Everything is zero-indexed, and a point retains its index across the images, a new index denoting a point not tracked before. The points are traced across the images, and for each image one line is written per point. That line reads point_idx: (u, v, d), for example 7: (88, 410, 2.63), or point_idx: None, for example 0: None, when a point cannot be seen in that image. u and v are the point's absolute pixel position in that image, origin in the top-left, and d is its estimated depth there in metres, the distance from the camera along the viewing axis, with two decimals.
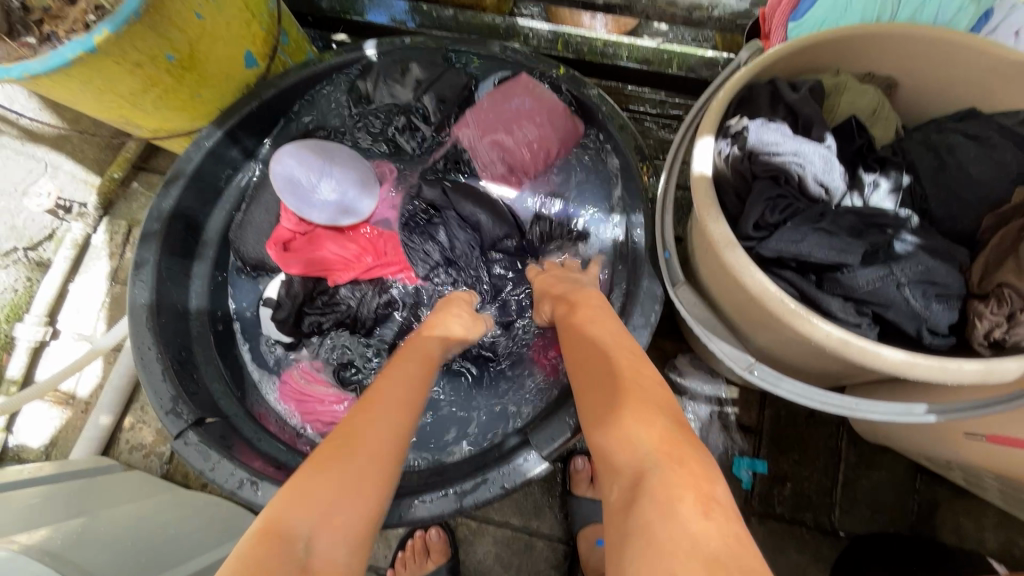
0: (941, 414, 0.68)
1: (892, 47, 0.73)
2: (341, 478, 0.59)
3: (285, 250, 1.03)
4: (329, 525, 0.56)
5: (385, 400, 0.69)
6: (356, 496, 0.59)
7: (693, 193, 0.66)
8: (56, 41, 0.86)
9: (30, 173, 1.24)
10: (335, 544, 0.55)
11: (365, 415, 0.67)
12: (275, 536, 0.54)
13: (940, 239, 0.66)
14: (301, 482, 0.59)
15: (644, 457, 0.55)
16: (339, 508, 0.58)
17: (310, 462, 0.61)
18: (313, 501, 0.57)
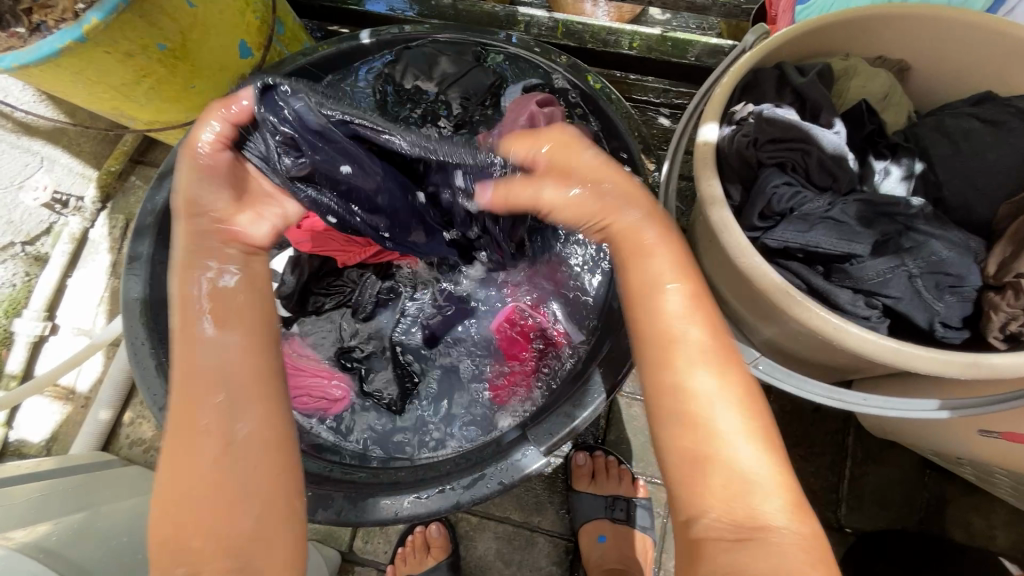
0: (954, 409, 0.65)
1: (903, 29, 0.70)
2: (206, 493, 0.57)
3: (298, 224, 0.98)
4: (203, 529, 0.56)
5: (192, 384, 0.61)
6: (206, 506, 0.57)
7: (697, 179, 0.64)
8: (46, 30, 0.84)
9: (25, 167, 1.24)
10: (212, 554, 0.56)
11: (192, 394, 0.60)
12: (164, 545, 0.57)
13: (954, 228, 0.63)
14: (170, 482, 0.58)
15: (765, 509, 0.53)
16: (202, 510, 0.57)
17: (166, 461, 0.59)
18: (176, 521, 0.57)
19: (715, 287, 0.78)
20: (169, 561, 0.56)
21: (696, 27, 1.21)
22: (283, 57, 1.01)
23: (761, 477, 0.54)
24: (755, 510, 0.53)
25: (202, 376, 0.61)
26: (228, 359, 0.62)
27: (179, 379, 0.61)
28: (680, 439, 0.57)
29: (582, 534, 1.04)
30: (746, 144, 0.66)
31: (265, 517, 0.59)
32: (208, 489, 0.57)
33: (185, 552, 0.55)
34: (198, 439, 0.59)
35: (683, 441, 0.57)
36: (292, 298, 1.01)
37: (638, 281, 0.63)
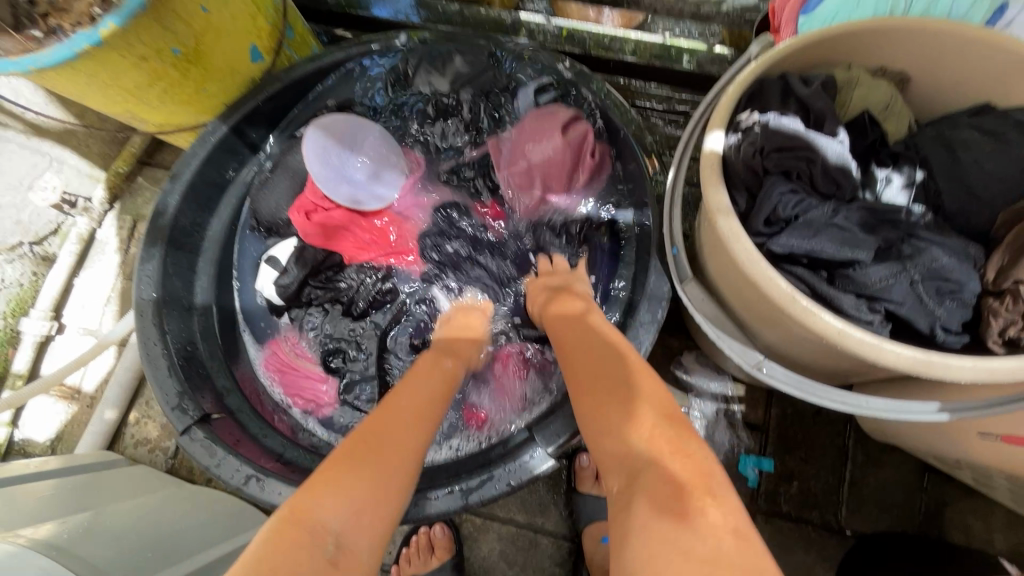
0: (953, 412, 0.68)
1: (904, 40, 0.72)
2: (367, 465, 0.62)
3: (307, 216, 1.04)
4: (357, 511, 0.58)
5: (410, 400, 0.73)
6: (377, 489, 0.60)
7: (703, 184, 0.65)
8: (62, 34, 0.86)
9: (35, 168, 1.22)
10: (359, 537, 0.57)
11: (392, 406, 0.71)
12: (310, 512, 0.56)
13: (954, 236, 0.65)
14: (345, 460, 0.62)
15: (677, 473, 0.53)
16: (374, 493, 0.60)
17: (346, 447, 0.64)
18: (343, 492, 0.59)
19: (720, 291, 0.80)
20: (320, 522, 0.55)
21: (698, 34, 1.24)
22: (293, 62, 1.02)
23: (679, 449, 0.56)
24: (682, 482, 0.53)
25: (427, 412, 0.73)
26: (428, 407, 0.74)
27: (388, 404, 0.72)
28: (601, 431, 0.62)
29: (586, 534, 1.05)
30: (752, 151, 0.67)
31: (387, 524, 0.61)
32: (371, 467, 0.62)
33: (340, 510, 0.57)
34: (394, 432, 0.67)
35: (610, 428, 0.61)
36: (291, 289, 1.05)
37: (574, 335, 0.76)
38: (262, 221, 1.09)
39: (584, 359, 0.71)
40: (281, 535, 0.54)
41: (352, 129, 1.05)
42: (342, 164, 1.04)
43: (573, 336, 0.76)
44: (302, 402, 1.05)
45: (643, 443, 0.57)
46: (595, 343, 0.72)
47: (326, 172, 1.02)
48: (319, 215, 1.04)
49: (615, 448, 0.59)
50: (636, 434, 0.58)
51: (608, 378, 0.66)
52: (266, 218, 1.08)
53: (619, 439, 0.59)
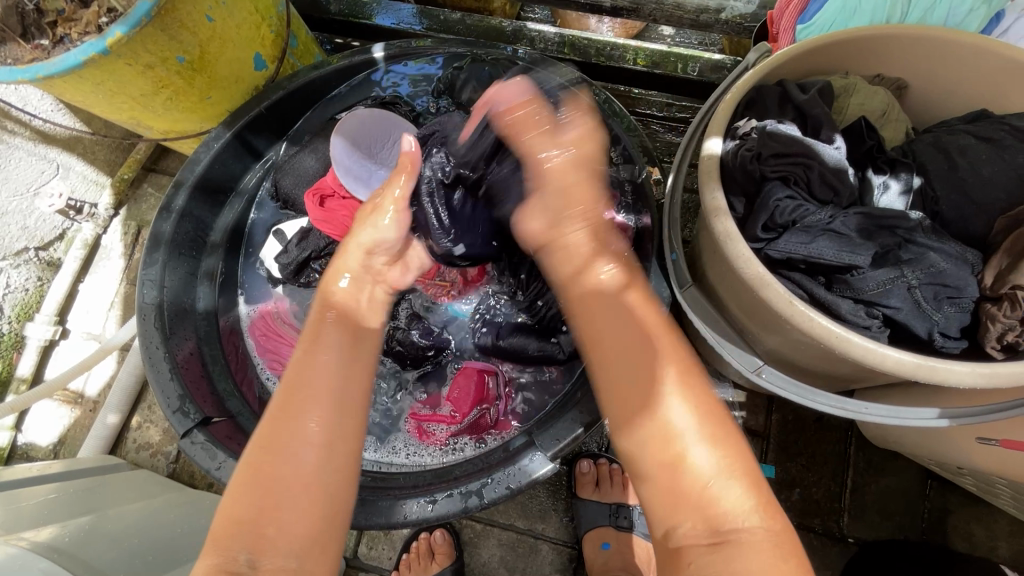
0: (953, 418, 0.67)
1: (898, 49, 0.73)
2: (270, 486, 0.58)
3: (321, 202, 1.00)
4: (268, 527, 0.57)
5: (297, 393, 0.64)
6: (290, 506, 0.58)
7: (701, 189, 0.66)
8: (69, 43, 0.87)
9: (41, 175, 1.19)
10: (281, 553, 0.56)
11: (292, 399, 0.63)
12: (227, 541, 0.56)
13: (952, 241, 0.65)
14: (248, 480, 0.59)
15: (732, 510, 0.54)
16: (285, 506, 0.58)
17: (248, 460, 0.61)
18: (246, 517, 0.57)
19: (719, 298, 0.80)
20: (233, 552, 0.55)
21: (698, 43, 1.25)
22: (296, 70, 1.03)
23: (698, 447, 0.56)
24: (722, 512, 0.54)
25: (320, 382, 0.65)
26: (330, 373, 0.66)
27: (285, 388, 0.65)
28: (621, 411, 0.61)
29: (586, 541, 1.05)
30: (750, 157, 0.67)
31: (324, 523, 0.59)
32: (276, 485, 0.58)
33: (258, 536, 0.56)
34: (289, 440, 0.60)
35: (649, 430, 0.58)
36: (290, 268, 1.05)
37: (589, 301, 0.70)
38: (279, 195, 1.09)
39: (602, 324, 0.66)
40: (210, 569, 0.54)
41: (382, 125, 1.03)
42: (363, 164, 1.01)
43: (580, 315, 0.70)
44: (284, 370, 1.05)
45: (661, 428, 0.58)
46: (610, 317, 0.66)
47: (346, 164, 0.99)
48: (331, 201, 1.00)
49: (628, 435, 0.60)
50: (659, 421, 0.58)
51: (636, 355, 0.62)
52: (282, 193, 1.08)
53: (647, 428, 0.58)
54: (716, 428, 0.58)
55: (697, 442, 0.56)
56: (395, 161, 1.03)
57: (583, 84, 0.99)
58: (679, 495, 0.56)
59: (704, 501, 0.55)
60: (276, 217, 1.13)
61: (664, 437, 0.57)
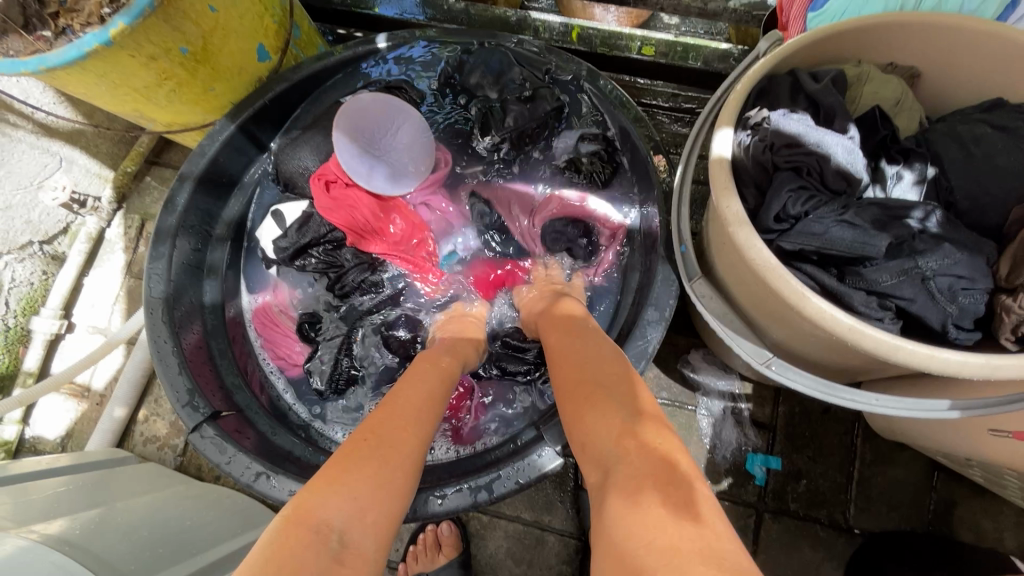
0: (965, 409, 0.67)
1: (913, 36, 0.71)
2: (373, 469, 0.59)
3: (326, 187, 1.02)
4: (368, 510, 0.55)
5: (410, 398, 0.69)
6: (384, 493, 0.58)
7: (711, 181, 0.66)
8: (72, 34, 0.86)
9: (44, 168, 1.19)
10: (363, 538, 0.54)
11: (402, 400, 0.68)
12: (322, 514, 0.54)
13: (966, 232, 0.64)
14: (344, 459, 0.59)
15: (636, 483, 0.51)
16: (382, 493, 0.58)
17: (351, 444, 0.61)
18: (342, 494, 0.56)
19: (728, 289, 0.80)
20: (329, 523, 0.53)
21: (705, 32, 1.23)
22: (299, 61, 1.02)
23: (637, 460, 0.52)
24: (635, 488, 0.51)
25: (419, 403, 0.69)
26: (438, 396, 0.72)
27: (394, 399, 0.69)
28: (579, 420, 0.61)
29: (592, 533, 1.05)
30: (761, 148, 0.67)
31: (393, 522, 0.58)
32: (381, 469, 0.59)
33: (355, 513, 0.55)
34: (403, 435, 0.63)
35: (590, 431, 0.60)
36: (289, 252, 1.04)
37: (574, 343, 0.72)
38: (281, 176, 1.07)
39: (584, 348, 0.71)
40: None
41: (389, 111, 1.01)
42: (365, 151, 1.01)
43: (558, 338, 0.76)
44: (286, 361, 1.06)
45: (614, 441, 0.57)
46: (598, 354, 0.70)
47: (350, 156, 0.99)
48: (338, 188, 1.01)
49: (591, 441, 0.59)
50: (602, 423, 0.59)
51: (613, 379, 0.65)
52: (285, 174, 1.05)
53: (602, 444, 0.57)
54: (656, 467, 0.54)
55: (621, 485, 0.52)
56: (400, 151, 1.04)
57: (589, 73, 0.97)
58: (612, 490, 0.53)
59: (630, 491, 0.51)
60: (278, 198, 1.11)
61: (614, 456, 0.55)
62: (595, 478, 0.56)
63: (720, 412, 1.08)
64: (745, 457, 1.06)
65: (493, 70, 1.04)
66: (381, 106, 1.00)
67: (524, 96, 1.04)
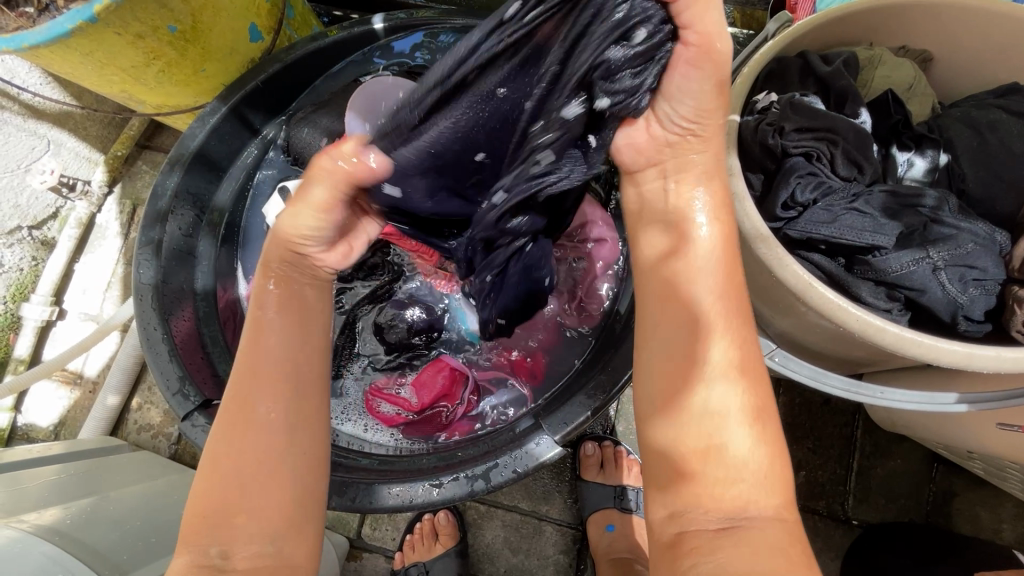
0: (972, 403, 0.65)
1: (927, 17, 0.69)
2: (230, 477, 0.55)
3: None
4: (235, 518, 0.54)
5: (256, 369, 0.58)
6: (252, 496, 0.54)
7: (718, 168, 0.63)
8: (54, 10, 0.83)
9: (32, 152, 1.15)
10: (244, 543, 0.54)
11: (247, 379, 0.58)
12: (194, 533, 0.54)
13: (980, 221, 0.62)
14: (213, 465, 0.56)
15: (739, 492, 0.49)
16: (252, 494, 0.55)
17: (213, 440, 0.57)
18: (210, 507, 0.55)
19: None
20: (201, 546, 0.54)
21: None
22: (293, 42, 0.99)
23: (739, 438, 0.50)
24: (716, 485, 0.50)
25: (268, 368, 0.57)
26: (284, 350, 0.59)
27: (239, 372, 0.58)
28: (651, 382, 0.54)
29: (590, 523, 1.04)
30: (770, 133, 0.64)
31: (293, 509, 0.56)
32: (229, 478, 0.55)
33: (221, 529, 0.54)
34: (252, 428, 0.56)
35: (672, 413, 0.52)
36: None
37: (678, 276, 0.56)
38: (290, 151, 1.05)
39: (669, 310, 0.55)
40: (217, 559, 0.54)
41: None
42: None
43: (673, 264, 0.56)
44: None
45: (695, 419, 0.51)
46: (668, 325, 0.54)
47: None
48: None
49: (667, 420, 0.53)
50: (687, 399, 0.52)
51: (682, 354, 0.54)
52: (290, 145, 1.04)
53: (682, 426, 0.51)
54: (760, 406, 0.52)
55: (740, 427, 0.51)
56: None
57: None
58: (689, 483, 0.51)
59: (713, 490, 0.50)
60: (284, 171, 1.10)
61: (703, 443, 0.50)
62: (662, 463, 0.53)
63: None
64: None
65: None
66: None
67: None
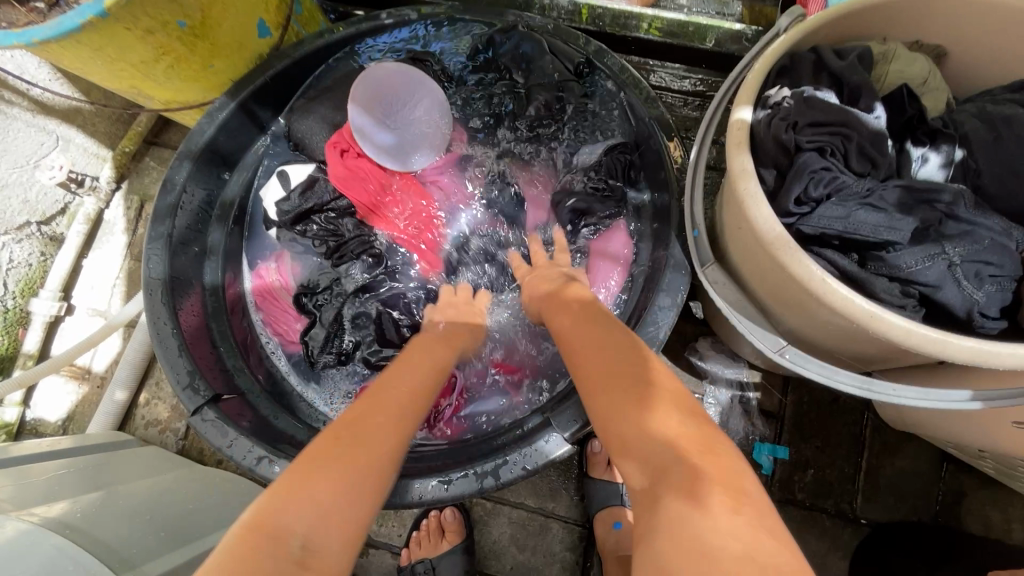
0: (986, 400, 0.65)
1: (942, 10, 0.68)
2: (329, 465, 0.56)
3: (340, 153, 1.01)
4: (321, 504, 0.53)
5: (348, 380, 0.67)
6: (351, 483, 0.55)
7: (730, 163, 0.63)
8: (65, 6, 0.83)
9: (41, 147, 1.15)
10: (329, 529, 0.52)
11: (340, 392, 0.66)
12: (278, 520, 0.51)
13: (996, 217, 0.62)
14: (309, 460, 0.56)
15: (668, 443, 0.53)
16: (341, 477, 0.55)
17: (317, 441, 0.60)
18: (301, 492, 0.53)
19: (741, 274, 0.78)
20: (287, 530, 0.50)
21: (716, 12, 1.19)
22: (301, 38, 0.99)
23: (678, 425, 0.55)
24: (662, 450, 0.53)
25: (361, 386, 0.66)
26: (381, 375, 0.70)
27: (333, 387, 0.67)
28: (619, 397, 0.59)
29: (597, 520, 1.04)
30: (783, 128, 0.64)
31: (375, 500, 0.57)
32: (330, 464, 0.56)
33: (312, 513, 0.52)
34: (354, 424, 0.62)
35: (634, 406, 0.58)
36: (290, 215, 1.03)
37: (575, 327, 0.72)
38: (291, 137, 1.05)
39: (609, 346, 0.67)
40: None
41: (411, 85, 1.01)
42: (382, 122, 1.01)
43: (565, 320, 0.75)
44: (282, 335, 1.06)
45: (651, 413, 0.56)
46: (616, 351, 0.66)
47: (364, 123, 0.98)
48: (350, 157, 1.01)
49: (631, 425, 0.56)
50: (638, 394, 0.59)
51: (631, 375, 0.61)
52: (295, 136, 1.04)
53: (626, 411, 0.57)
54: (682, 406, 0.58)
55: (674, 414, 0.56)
56: (413, 122, 1.03)
57: (602, 53, 0.94)
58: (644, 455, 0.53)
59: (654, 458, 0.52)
60: (290, 158, 1.09)
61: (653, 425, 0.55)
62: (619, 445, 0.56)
63: (727, 401, 1.06)
64: (752, 446, 1.05)
65: (525, 53, 1.04)
66: (393, 76, 0.99)
67: (551, 84, 1.02)
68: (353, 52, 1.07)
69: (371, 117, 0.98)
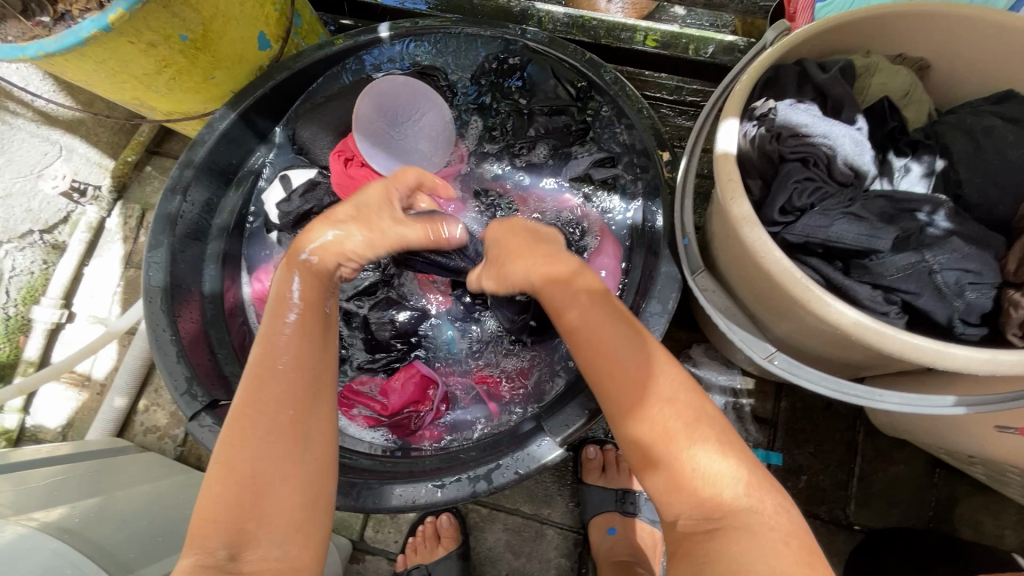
0: (971, 406, 0.66)
1: (924, 24, 0.70)
2: (246, 485, 0.57)
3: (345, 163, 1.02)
4: (254, 520, 0.55)
5: (269, 379, 0.62)
6: (269, 501, 0.56)
7: (716, 173, 0.64)
8: (71, 20, 0.86)
9: (44, 156, 1.20)
10: (269, 544, 0.55)
11: (261, 392, 0.61)
12: (208, 536, 0.55)
13: (975, 226, 0.63)
14: (220, 474, 0.58)
15: (719, 488, 0.56)
16: (267, 497, 0.57)
17: (221, 450, 0.59)
18: (228, 510, 0.56)
19: (730, 282, 0.79)
20: (213, 547, 0.54)
21: (709, 24, 1.21)
22: (301, 50, 1.01)
23: (703, 448, 0.57)
24: (693, 476, 0.57)
25: (280, 385, 0.61)
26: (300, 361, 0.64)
27: (248, 382, 0.63)
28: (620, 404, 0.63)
29: (591, 526, 1.05)
30: (768, 138, 0.66)
31: (304, 511, 0.58)
32: (248, 482, 0.57)
33: (250, 529, 0.55)
34: (259, 437, 0.59)
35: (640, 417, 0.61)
36: (290, 218, 1.04)
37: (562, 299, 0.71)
38: (296, 141, 1.08)
39: (611, 347, 0.65)
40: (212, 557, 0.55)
41: (417, 99, 1.02)
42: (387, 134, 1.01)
43: (573, 310, 0.70)
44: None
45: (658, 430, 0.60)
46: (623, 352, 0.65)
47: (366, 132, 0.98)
48: (355, 166, 1.01)
49: (635, 428, 0.61)
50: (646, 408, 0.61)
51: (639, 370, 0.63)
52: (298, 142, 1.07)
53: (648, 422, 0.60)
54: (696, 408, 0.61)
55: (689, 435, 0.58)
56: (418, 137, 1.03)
57: (592, 66, 0.96)
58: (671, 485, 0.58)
59: (695, 487, 0.56)
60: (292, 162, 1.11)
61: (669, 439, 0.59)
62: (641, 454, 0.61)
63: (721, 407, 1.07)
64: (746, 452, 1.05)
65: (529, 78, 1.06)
66: (401, 89, 1.00)
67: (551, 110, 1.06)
68: (354, 66, 1.10)
69: (373, 126, 0.99)
